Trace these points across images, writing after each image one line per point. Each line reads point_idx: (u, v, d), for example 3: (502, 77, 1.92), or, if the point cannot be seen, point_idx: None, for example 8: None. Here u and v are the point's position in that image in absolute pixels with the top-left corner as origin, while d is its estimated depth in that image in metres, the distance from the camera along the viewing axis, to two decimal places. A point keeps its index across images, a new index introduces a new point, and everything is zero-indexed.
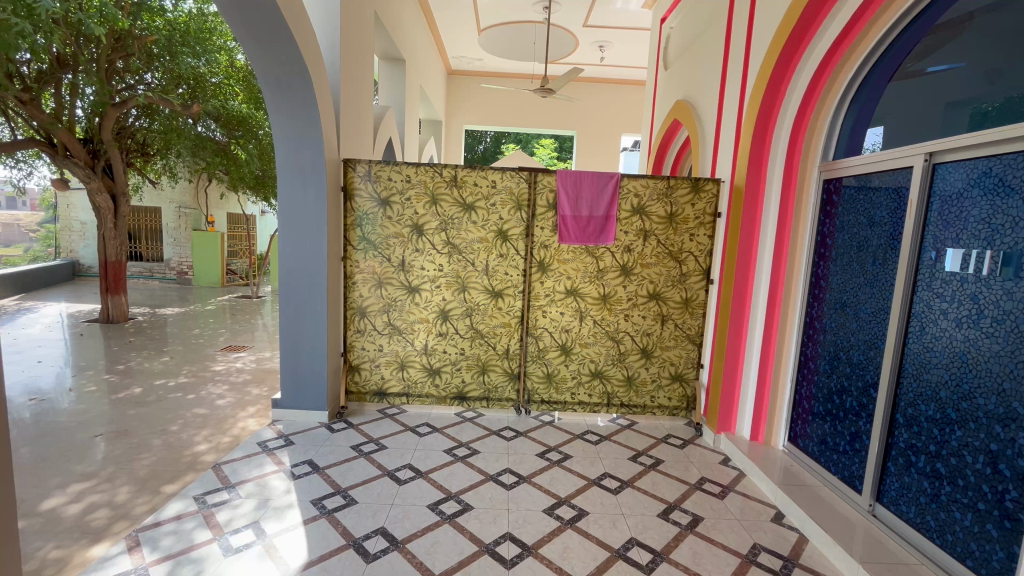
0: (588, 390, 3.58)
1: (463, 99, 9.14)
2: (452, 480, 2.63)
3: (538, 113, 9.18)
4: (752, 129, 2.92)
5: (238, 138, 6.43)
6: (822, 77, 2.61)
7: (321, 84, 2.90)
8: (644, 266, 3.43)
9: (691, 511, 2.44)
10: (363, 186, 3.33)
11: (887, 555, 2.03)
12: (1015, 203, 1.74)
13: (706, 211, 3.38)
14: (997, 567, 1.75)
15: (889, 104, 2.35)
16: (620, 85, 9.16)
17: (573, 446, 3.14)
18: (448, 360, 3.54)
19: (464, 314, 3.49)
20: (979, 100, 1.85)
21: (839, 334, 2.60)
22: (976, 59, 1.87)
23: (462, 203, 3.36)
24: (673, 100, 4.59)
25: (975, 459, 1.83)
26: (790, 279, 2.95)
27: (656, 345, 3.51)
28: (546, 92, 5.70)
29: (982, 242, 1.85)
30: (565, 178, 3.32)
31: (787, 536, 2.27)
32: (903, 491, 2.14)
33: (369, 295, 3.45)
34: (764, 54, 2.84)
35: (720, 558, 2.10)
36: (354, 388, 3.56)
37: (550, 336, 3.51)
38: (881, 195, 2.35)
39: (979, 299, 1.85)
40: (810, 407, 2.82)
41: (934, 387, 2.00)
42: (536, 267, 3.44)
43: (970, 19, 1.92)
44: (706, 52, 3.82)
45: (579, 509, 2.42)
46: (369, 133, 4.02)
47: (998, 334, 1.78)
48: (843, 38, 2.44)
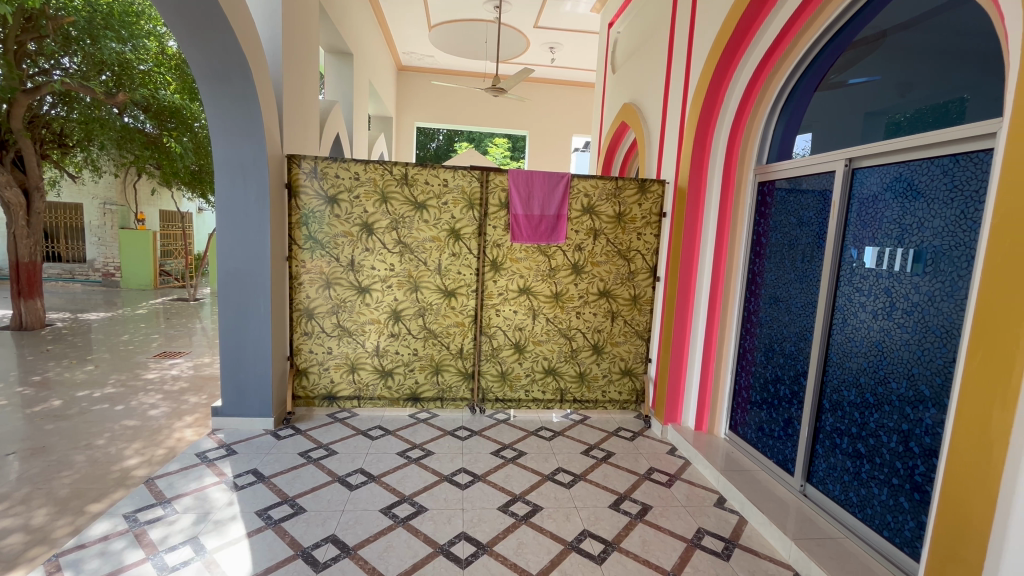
0: (542, 386, 3.63)
1: (414, 95, 8.99)
2: (405, 483, 2.59)
3: (490, 112, 9.18)
4: (693, 134, 3.07)
5: (171, 129, 6.00)
6: (756, 85, 2.77)
7: (262, 75, 2.77)
8: (594, 264, 3.51)
9: (641, 500, 2.53)
10: (309, 184, 3.21)
11: (816, 530, 2.18)
12: (921, 206, 1.90)
13: (653, 210, 3.50)
14: (909, 536, 1.91)
15: (816, 112, 2.53)
16: (571, 87, 9.33)
17: (527, 442, 3.17)
18: (401, 361, 3.48)
19: (417, 315, 3.44)
20: (893, 111, 2.03)
21: (773, 327, 2.77)
22: (890, 73, 2.04)
23: (413, 202, 3.31)
24: (620, 103, 4.73)
25: (890, 439, 2.00)
26: (729, 276, 3.11)
27: (607, 341, 3.61)
28: (498, 91, 5.71)
29: (894, 241, 2.02)
30: (516, 177, 3.34)
31: (727, 519, 2.40)
32: (830, 471, 2.32)
33: (316, 296, 3.33)
34: (705, 61, 2.99)
35: (668, 544, 2.19)
36: (302, 393, 3.44)
37: (503, 334, 3.53)
38: (809, 197, 2.52)
39: (892, 292, 2.01)
40: (748, 396, 2.99)
41: (856, 374, 2.18)
42: (489, 265, 3.44)
43: (883, 37, 2.10)
44: (651, 57, 3.96)
45: (534, 504, 2.45)
46: (314, 128, 3.88)
47: (907, 324, 1.94)
48: (775, 49, 2.60)
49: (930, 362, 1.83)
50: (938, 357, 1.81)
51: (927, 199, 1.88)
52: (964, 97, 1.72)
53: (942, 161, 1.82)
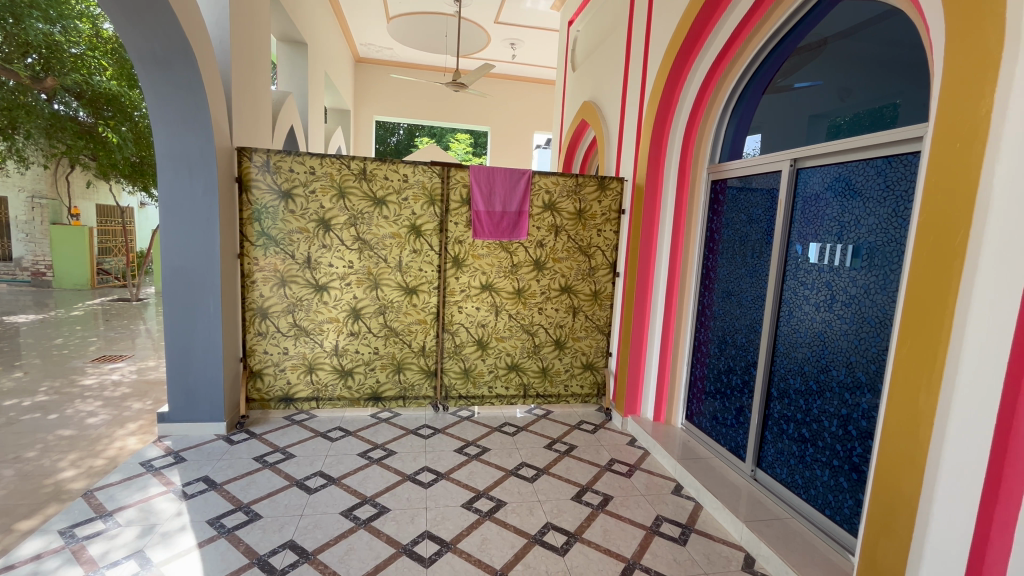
0: (505, 382, 3.64)
1: (373, 89, 8.78)
2: (366, 484, 2.54)
3: (451, 107, 9.08)
4: (650, 132, 3.15)
5: (107, 118, 5.69)
6: (709, 87, 2.87)
7: (208, 63, 2.63)
8: (556, 260, 3.55)
9: (603, 491, 2.59)
10: (261, 178, 3.09)
11: (765, 513, 2.30)
12: (857, 204, 2.03)
13: (612, 208, 3.57)
14: (848, 514, 2.05)
15: (764, 114, 2.65)
16: (531, 84, 9.36)
17: (491, 439, 3.18)
18: (361, 360, 3.41)
19: (377, 313, 3.37)
20: (834, 115, 2.15)
21: (726, 320, 2.89)
22: (831, 79, 2.16)
23: (372, 197, 3.24)
24: (580, 101, 4.79)
25: (831, 423, 2.13)
26: (685, 271, 3.22)
27: (568, 336, 3.66)
28: (459, 86, 5.65)
29: (834, 237, 2.14)
30: (478, 173, 3.33)
31: (684, 506, 2.49)
32: (778, 455, 2.45)
33: (270, 295, 3.21)
34: (660, 61, 3.07)
35: (628, 532, 2.25)
36: (256, 395, 3.31)
37: (466, 331, 3.51)
38: (758, 196, 2.64)
39: (832, 286, 2.14)
40: (703, 386, 3.11)
41: (801, 363, 2.30)
42: (450, 262, 3.42)
43: (824, 44, 2.22)
44: (610, 57, 4.03)
45: (497, 500, 2.46)
46: (266, 120, 3.72)
47: (846, 315, 2.06)
48: (725, 52, 2.70)
49: (867, 350, 1.96)
50: (873, 345, 1.94)
51: (863, 198, 2.00)
52: (897, 102, 1.84)
53: (876, 162, 1.94)
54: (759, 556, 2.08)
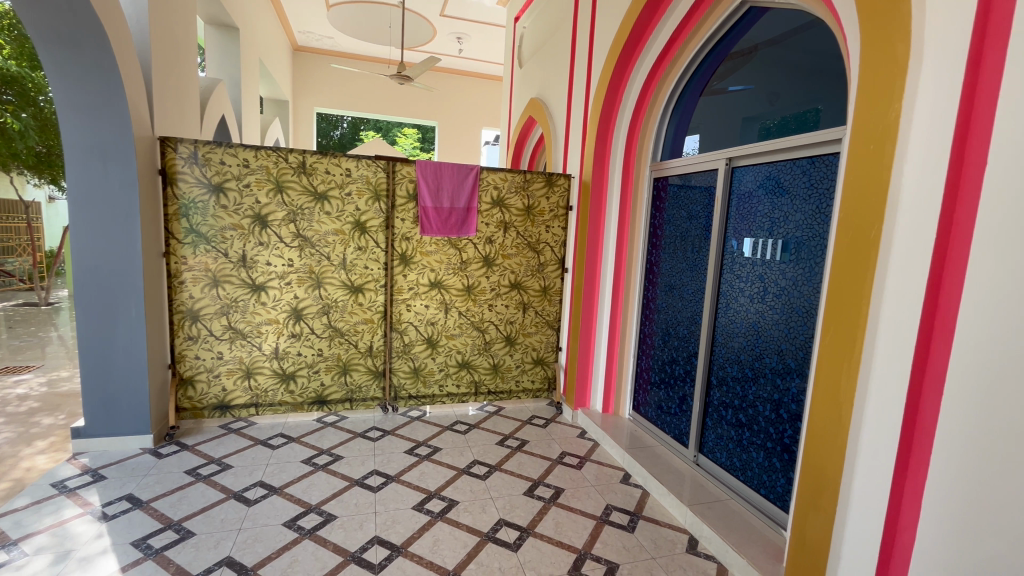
0: (456, 380, 3.60)
1: (313, 79, 8.41)
2: (311, 492, 2.44)
3: (397, 100, 8.86)
4: (595, 130, 3.21)
5: (7, 103, 5.10)
6: (650, 86, 2.96)
7: (124, 44, 2.41)
8: (505, 257, 3.54)
9: (554, 484, 2.62)
10: (189, 170, 2.88)
11: (707, 496, 2.41)
12: (785, 202, 2.15)
13: (560, 204, 3.61)
14: (780, 492, 2.18)
15: (701, 115, 2.77)
16: (479, 79, 9.30)
17: (442, 438, 3.14)
18: (304, 362, 3.26)
19: (320, 313, 3.23)
20: (764, 118, 2.27)
21: (669, 313, 3.00)
22: (761, 83, 2.29)
23: (313, 192, 3.10)
24: (527, 98, 4.81)
25: (764, 408, 2.26)
26: (630, 265, 3.31)
27: (519, 332, 3.67)
28: (404, 80, 5.51)
29: (766, 232, 2.27)
30: (424, 168, 3.26)
31: (632, 494, 2.56)
32: (718, 441, 2.58)
33: (201, 296, 3.00)
34: (605, 60, 3.13)
35: (579, 523, 2.29)
36: (188, 404, 3.09)
37: (415, 330, 3.44)
38: (697, 193, 2.75)
39: (764, 278, 2.27)
40: (648, 377, 3.22)
41: (737, 352, 2.43)
42: (397, 259, 3.33)
43: (755, 50, 2.35)
44: (556, 55, 4.06)
45: (449, 500, 2.43)
46: (193, 108, 3.46)
47: (777, 306, 2.19)
48: (665, 54, 2.80)
49: (795, 338, 2.09)
50: (801, 333, 2.07)
51: (791, 196, 2.12)
52: (819, 108, 1.97)
53: (801, 162, 2.07)
54: (702, 537, 2.18)
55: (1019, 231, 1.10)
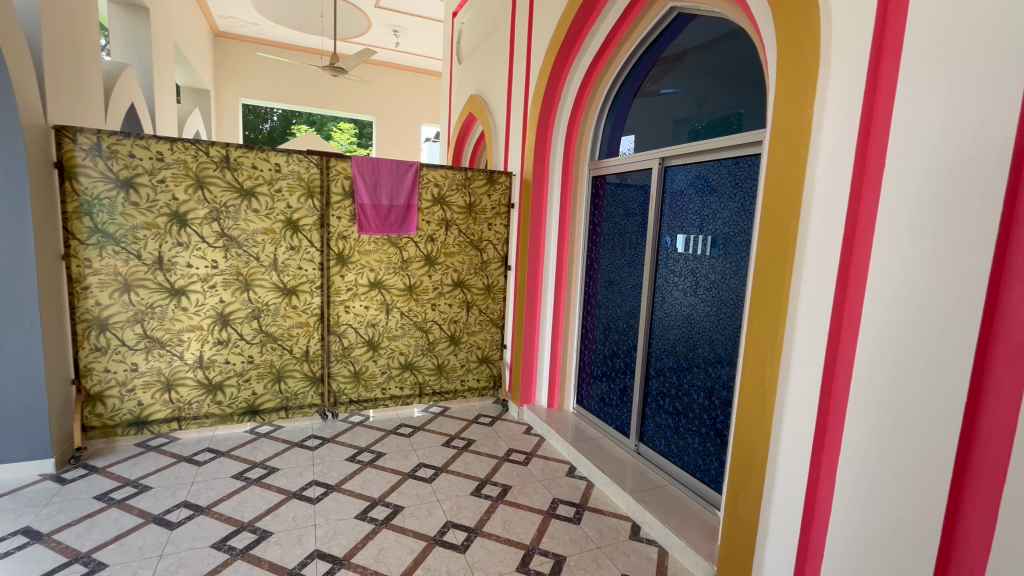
0: (400, 382, 3.51)
1: (237, 68, 7.87)
2: (244, 509, 2.28)
3: (330, 93, 8.48)
4: (535, 128, 3.24)
5: None
6: (587, 86, 3.03)
7: (7, 19, 2.12)
8: (447, 255, 3.49)
9: (501, 482, 2.62)
10: (91, 163, 2.60)
11: (648, 483, 2.50)
12: (713, 200, 2.27)
13: (501, 202, 3.61)
14: (714, 474, 2.31)
15: (636, 116, 2.87)
16: (416, 74, 9.13)
17: (386, 442, 3.05)
18: (232, 371, 3.05)
19: (250, 318, 3.03)
20: (693, 120, 2.38)
21: (609, 308, 3.09)
22: (691, 87, 2.40)
23: (238, 188, 2.89)
24: (467, 94, 4.76)
25: (698, 396, 2.38)
26: (571, 262, 3.38)
27: (463, 331, 3.63)
28: (337, 72, 5.29)
29: (696, 229, 2.38)
30: (361, 164, 3.14)
31: (578, 486, 2.62)
32: (657, 429, 2.68)
33: (110, 303, 2.73)
34: (543, 59, 3.17)
35: (526, 519, 2.30)
36: (96, 422, 2.79)
37: (354, 332, 3.31)
38: (633, 191, 2.85)
39: (696, 273, 2.38)
40: (591, 371, 3.30)
41: (673, 344, 2.54)
42: (334, 259, 3.18)
43: (683, 55, 2.47)
44: (494, 52, 4.06)
45: (394, 506, 2.36)
46: (94, 95, 3.12)
47: (708, 299, 2.31)
48: (601, 55, 2.87)
49: (724, 328, 2.22)
50: (729, 324, 2.20)
51: (718, 194, 2.24)
52: (741, 111, 2.10)
53: (727, 162, 2.20)
54: (644, 523, 2.26)
55: (914, 226, 1.22)
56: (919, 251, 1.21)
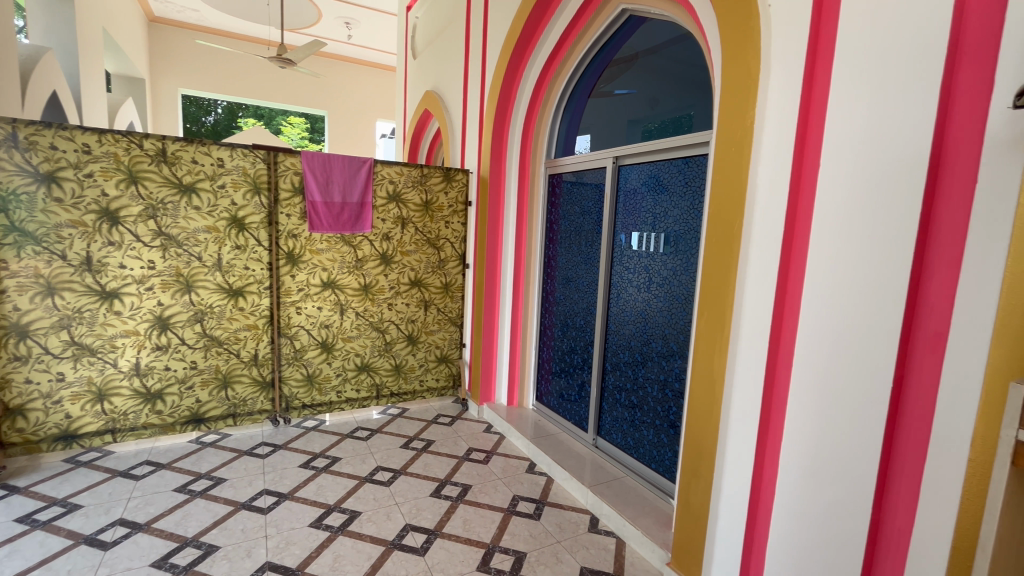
0: (356, 385, 3.42)
1: (175, 56, 7.41)
2: (187, 523, 2.16)
3: (279, 85, 8.14)
4: (491, 125, 3.23)
5: None
6: (543, 85, 3.05)
7: None
8: (404, 253, 3.42)
9: (461, 482, 2.60)
10: (6, 156, 2.37)
11: (606, 475, 2.56)
12: (664, 198, 2.34)
13: (458, 199, 3.57)
14: (668, 464, 2.38)
15: (591, 116, 2.91)
16: (369, 68, 8.91)
17: (342, 447, 2.96)
18: (173, 378, 2.87)
19: (192, 321, 2.87)
20: (646, 121, 2.44)
21: (567, 305, 3.13)
22: (643, 88, 2.46)
23: (176, 184, 2.72)
24: (422, 90, 4.69)
25: (652, 389, 2.45)
26: (529, 259, 3.39)
27: (421, 330, 3.58)
28: (286, 63, 5.09)
29: (649, 226, 2.45)
30: (311, 159, 3.03)
31: (538, 482, 2.64)
32: (614, 423, 2.74)
33: (31, 308, 2.50)
34: (498, 56, 3.16)
35: (487, 517, 2.30)
36: (17, 438, 2.56)
37: (307, 334, 3.19)
38: (589, 190, 2.89)
39: (649, 269, 2.45)
40: (550, 367, 3.34)
41: (629, 338, 2.61)
42: (284, 259, 3.06)
43: (636, 58, 2.54)
44: (449, 47, 4.01)
45: (351, 511, 2.30)
46: (9, 81, 2.85)
47: (660, 294, 2.38)
48: (555, 53, 2.90)
49: (676, 323, 2.29)
50: (681, 318, 2.27)
51: (669, 193, 2.31)
52: (691, 113, 2.17)
53: (677, 162, 2.26)
54: (602, 515, 2.31)
55: (846, 224, 1.30)
56: (850, 247, 1.29)
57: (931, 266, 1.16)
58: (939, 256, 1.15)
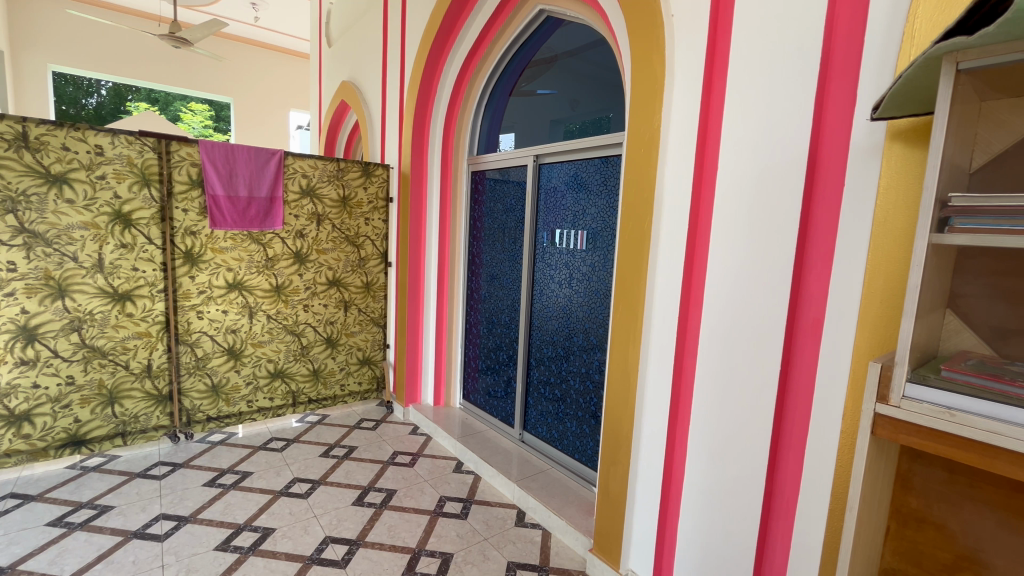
0: (269, 393, 3.18)
1: (43, 26, 6.43)
2: (64, 561, 1.89)
3: (174, 68, 7.38)
4: (411, 120, 3.15)
5: None
6: (464, 80, 3.03)
7: None
8: (320, 252, 3.24)
9: (386, 487, 2.52)
10: None
11: (533, 468, 2.60)
12: (583, 197, 2.42)
13: (379, 195, 3.45)
14: (590, 454, 2.46)
15: (513, 114, 2.94)
16: (279, 53, 8.33)
17: (254, 460, 2.75)
18: (44, 397, 2.50)
19: (67, 330, 2.51)
20: (567, 121, 2.50)
21: (492, 302, 3.14)
22: (564, 89, 2.53)
23: (43, 174, 2.37)
24: (337, 81, 4.46)
25: (575, 382, 2.53)
26: (453, 257, 3.36)
27: (340, 332, 3.41)
28: (180, 43, 4.63)
29: (570, 224, 2.51)
30: (212, 150, 2.77)
31: (465, 481, 2.62)
32: (539, 417, 2.79)
33: None
34: (417, 49, 3.08)
35: (412, 521, 2.24)
36: None
37: (210, 340, 2.92)
38: (511, 187, 2.91)
39: (570, 266, 2.52)
40: (477, 365, 3.33)
41: (552, 334, 2.66)
42: (180, 259, 2.77)
43: (556, 59, 2.61)
44: (366, 37, 3.85)
45: (264, 528, 2.14)
46: None
47: (581, 290, 2.45)
48: (476, 50, 2.88)
49: (596, 317, 2.37)
50: (600, 313, 2.36)
51: (588, 192, 2.39)
52: (609, 115, 2.25)
53: (595, 162, 2.34)
54: (528, 508, 2.34)
55: (740, 222, 1.42)
56: (746, 244, 1.40)
57: (811, 260, 1.29)
58: (816, 251, 1.28)
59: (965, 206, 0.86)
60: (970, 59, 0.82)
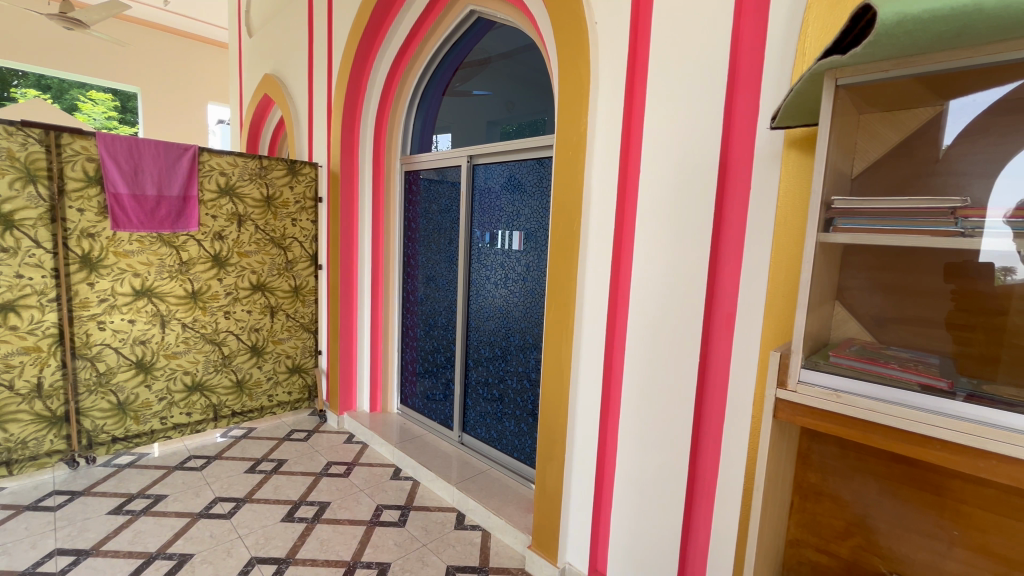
0: (186, 408, 2.94)
1: None
2: None
3: (68, 52, 6.64)
4: (340, 116, 3.04)
5: None
6: (395, 78, 2.97)
7: None
8: (243, 254, 3.04)
9: (318, 500, 2.41)
10: None
11: (472, 470, 2.60)
12: (517, 198, 2.45)
13: (306, 195, 3.29)
14: (529, 452, 2.50)
15: (447, 114, 2.92)
16: (194, 41, 7.73)
17: (169, 481, 2.53)
18: None
19: None
20: (504, 123, 2.51)
21: (429, 304, 3.10)
22: (499, 91, 2.54)
23: None
24: (259, 73, 4.21)
25: (513, 381, 2.55)
26: (387, 258, 3.27)
27: (267, 339, 3.22)
28: (73, 24, 4.16)
29: (505, 224, 2.53)
30: (113, 144, 2.52)
31: (403, 487, 2.57)
32: (479, 418, 2.79)
33: None
34: (345, 43, 2.98)
35: (348, 533, 2.16)
36: None
37: (113, 353, 2.66)
38: (446, 187, 2.89)
39: (506, 266, 2.54)
40: (414, 368, 3.27)
41: (490, 334, 2.67)
42: (76, 264, 2.50)
43: (488, 61, 2.63)
44: (290, 28, 3.67)
45: (180, 555, 1.98)
46: None
47: (517, 290, 2.48)
48: (406, 47, 2.84)
49: (532, 316, 2.41)
50: (536, 312, 2.40)
51: (522, 193, 2.42)
52: (543, 118, 2.29)
53: (530, 163, 2.38)
54: (468, 510, 2.33)
55: (661, 222, 1.49)
56: (666, 244, 1.48)
57: (724, 258, 1.39)
58: (728, 250, 1.37)
59: (847, 207, 0.96)
60: (847, 75, 0.92)
